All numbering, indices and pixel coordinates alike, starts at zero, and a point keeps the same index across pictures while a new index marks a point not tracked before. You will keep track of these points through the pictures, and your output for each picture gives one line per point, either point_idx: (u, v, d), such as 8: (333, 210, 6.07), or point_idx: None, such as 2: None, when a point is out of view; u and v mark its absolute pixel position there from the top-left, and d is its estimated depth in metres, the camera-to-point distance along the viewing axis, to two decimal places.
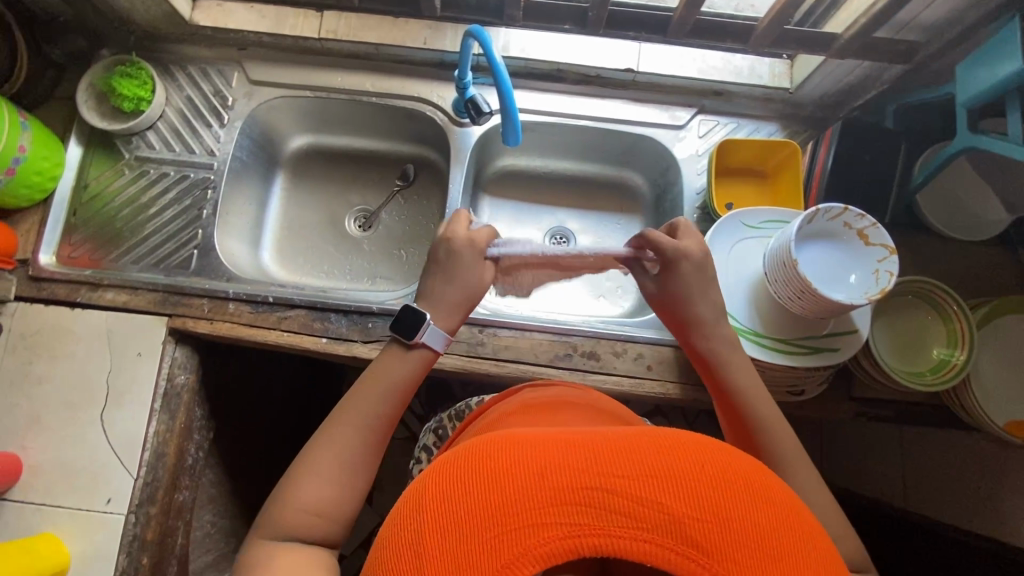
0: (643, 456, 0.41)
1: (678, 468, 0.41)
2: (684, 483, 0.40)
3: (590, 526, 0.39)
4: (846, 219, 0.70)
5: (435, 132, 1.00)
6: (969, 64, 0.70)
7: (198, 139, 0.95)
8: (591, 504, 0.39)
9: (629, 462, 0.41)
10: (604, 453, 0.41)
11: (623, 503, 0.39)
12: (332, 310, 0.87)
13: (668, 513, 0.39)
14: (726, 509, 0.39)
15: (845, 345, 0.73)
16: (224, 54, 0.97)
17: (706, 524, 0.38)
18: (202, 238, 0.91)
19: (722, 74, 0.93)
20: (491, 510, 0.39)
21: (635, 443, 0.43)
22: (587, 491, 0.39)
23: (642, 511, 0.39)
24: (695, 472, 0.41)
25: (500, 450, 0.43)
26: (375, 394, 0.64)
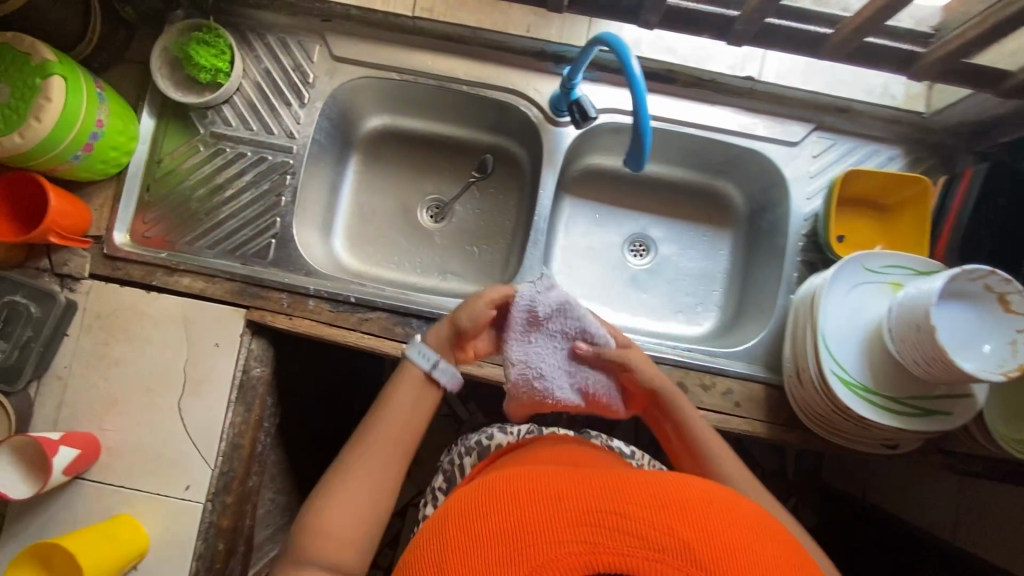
0: (658, 494, 0.44)
1: (687, 504, 0.44)
2: (692, 518, 0.43)
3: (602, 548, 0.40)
4: (988, 282, 0.64)
5: (526, 127, 0.93)
6: None
7: (277, 118, 0.89)
8: (607, 527, 0.41)
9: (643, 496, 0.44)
10: (619, 483, 0.45)
11: (642, 532, 0.41)
12: (414, 316, 0.84)
13: (678, 541, 0.41)
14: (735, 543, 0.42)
15: (960, 411, 0.71)
16: (306, 25, 0.89)
17: (714, 554, 0.41)
18: (281, 227, 0.88)
19: (851, 90, 0.85)
20: (515, 527, 0.43)
21: (647, 481, 0.46)
22: (603, 517, 0.42)
23: (656, 537, 0.41)
24: (708, 513, 0.43)
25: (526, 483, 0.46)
26: (397, 416, 0.68)
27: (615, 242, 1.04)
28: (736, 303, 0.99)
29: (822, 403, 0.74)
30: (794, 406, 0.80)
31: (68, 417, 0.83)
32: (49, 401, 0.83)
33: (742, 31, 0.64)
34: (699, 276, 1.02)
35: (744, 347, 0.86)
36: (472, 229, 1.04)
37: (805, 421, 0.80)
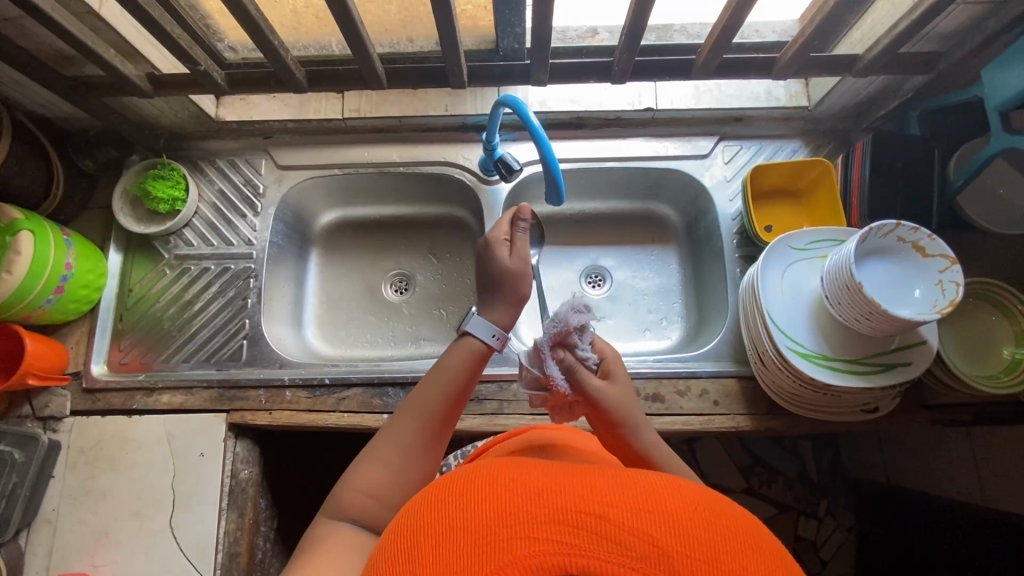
0: (651, 492, 0.36)
1: (698, 526, 0.34)
2: (687, 530, 0.34)
3: (578, 547, 0.32)
4: (899, 233, 0.70)
5: (464, 192, 1.01)
6: (995, 68, 0.70)
7: (234, 230, 0.96)
8: (588, 528, 0.33)
9: (632, 497, 0.35)
10: (609, 484, 0.37)
11: (623, 534, 0.33)
12: (389, 384, 0.86)
13: (658, 546, 0.32)
14: (724, 555, 0.33)
15: (917, 358, 0.73)
16: (250, 144, 0.99)
17: (699, 561, 0.32)
18: (250, 327, 0.92)
19: (740, 101, 0.95)
20: (482, 536, 0.34)
21: (659, 492, 0.36)
22: (584, 514, 0.34)
23: (637, 540, 0.33)
24: (706, 520, 0.35)
25: (505, 469, 0.39)
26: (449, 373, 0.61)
27: (572, 277, 1.09)
28: (697, 310, 1.02)
29: (787, 379, 0.76)
30: (768, 392, 0.82)
31: (60, 560, 0.82)
32: (40, 547, 0.82)
33: (620, 70, 0.77)
34: (659, 292, 1.06)
35: (709, 348, 0.89)
36: (437, 294, 1.08)
37: (784, 404, 0.81)
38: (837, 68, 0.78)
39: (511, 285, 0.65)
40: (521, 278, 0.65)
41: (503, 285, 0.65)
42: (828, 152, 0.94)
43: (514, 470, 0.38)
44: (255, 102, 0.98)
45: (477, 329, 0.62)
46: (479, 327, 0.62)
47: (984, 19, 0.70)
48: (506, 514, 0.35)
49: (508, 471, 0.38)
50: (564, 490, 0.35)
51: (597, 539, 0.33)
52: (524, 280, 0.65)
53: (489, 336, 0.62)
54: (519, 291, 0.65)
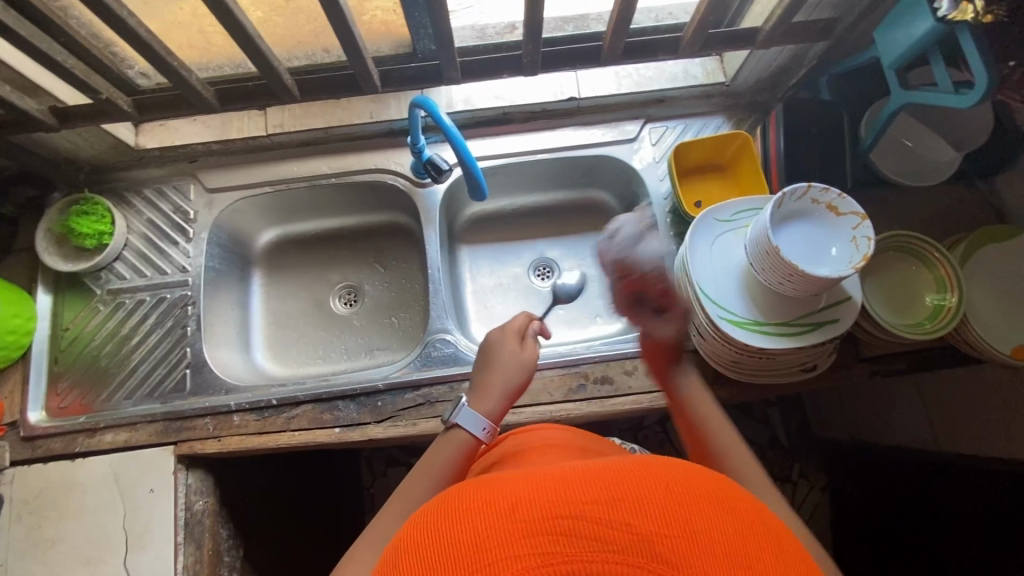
0: (619, 481, 0.38)
1: (669, 499, 0.36)
2: (659, 507, 0.36)
3: (560, 555, 0.34)
4: (812, 195, 0.72)
5: (400, 198, 1.01)
6: (883, 30, 0.73)
7: (167, 258, 0.94)
8: (565, 531, 0.35)
9: (602, 490, 0.37)
10: (580, 479, 0.38)
11: (600, 529, 0.35)
12: (338, 398, 0.85)
13: (636, 532, 0.34)
14: (699, 524, 0.35)
15: (844, 314, 0.75)
16: (176, 170, 0.97)
17: (676, 539, 0.34)
18: (192, 356, 0.90)
19: (660, 83, 0.97)
20: (469, 566, 0.34)
21: (627, 474, 0.39)
22: (559, 519, 0.35)
23: (613, 534, 0.34)
24: (678, 496, 0.37)
25: (478, 492, 0.40)
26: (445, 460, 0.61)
27: (520, 271, 1.09)
28: None
29: (725, 348, 0.78)
30: (710, 363, 0.84)
31: None
32: None
33: (530, 62, 0.78)
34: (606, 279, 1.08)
35: None
36: (386, 302, 1.07)
37: (729, 373, 0.83)
38: (740, 43, 0.80)
39: (517, 376, 0.67)
40: (512, 367, 0.68)
41: (488, 378, 0.68)
42: (750, 124, 0.96)
43: (483, 489, 0.39)
44: (175, 127, 0.96)
45: (468, 421, 0.63)
46: (469, 418, 0.63)
47: None
48: (488, 538, 0.35)
49: (476, 492, 0.39)
50: (537, 498, 0.37)
51: (577, 540, 0.34)
52: (510, 377, 0.67)
53: (478, 428, 0.63)
54: (504, 386, 0.67)
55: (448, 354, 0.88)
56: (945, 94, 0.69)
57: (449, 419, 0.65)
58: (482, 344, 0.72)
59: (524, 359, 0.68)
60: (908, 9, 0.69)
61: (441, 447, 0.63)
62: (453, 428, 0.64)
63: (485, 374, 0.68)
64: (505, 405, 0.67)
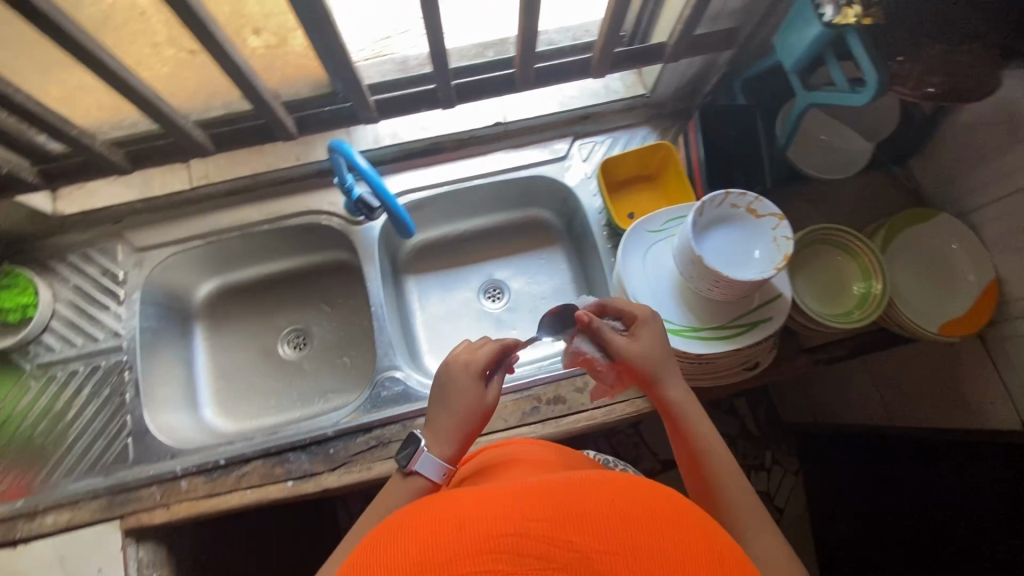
0: (567, 498, 0.38)
1: (616, 515, 0.37)
2: (604, 523, 0.36)
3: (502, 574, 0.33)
4: (731, 201, 0.74)
5: (338, 237, 1.00)
6: (782, 34, 0.75)
7: (99, 324, 0.91)
8: (509, 549, 0.34)
9: (548, 509, 0.37)
10: (529, 496, 0.38)
11: (544, 546, 0.34)
12: (289, 450, 0.83)
13: (579, 550, 0.34)
14: (643, 541, 0.35)
15: (775, 312, 0.77)
16: (101, 232, 0.94)
17: (618, 556, 0.34)
18: (133, 423, 0.87)
19: (583, 101, 0.99)
20: None
21: (576, 490, 0.39)
22: (505, 537, 0.35)
23: (557, 551, 0.34)
24: (625, 512, 0.37)
25: (430, 512, 0.39)
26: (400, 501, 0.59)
27: (469, 296, 1.09)
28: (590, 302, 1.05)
29: None
30: None
31: None
32: None
33: (445, 96, 0.82)
34: (555, 295, 1.08)
35: None
36: (336, 342, 1.06)
37: None
38: (650, 58, 0.82)
39: (475, 420, 0.64)
40: (467, 409, 0.64)
41: (444, 419, 0.64)
42: (674, 132, 0.98)
43: (435, 511, 0.39)
44: (95, 190, 0.94)
45: (427, 469, 0.61)
46: (427, 465, 0.61)
47: None
48: (431, 558, 0.35)
49: (428, 515, 0.39)
50: (485, 519, 0.36)
51: (523, 559, 0.34)
52: (467, 419, 0.64)
53: (437, 475, 0.61)
54: (462, 429, 0.64)
55: (399, 392, 0.87)
56: (843, 94, 0.72)
57: (406, 465, 0.61)
58: (438, 374, 0.67)
59: (482, 403, 0.65)
60: (799, 15, 0.71)
61: (395, 489, 0.61)
62: (410, 475, 0.62)
63: (443, 414, 0.64)
64: (463, 447, 0.64)
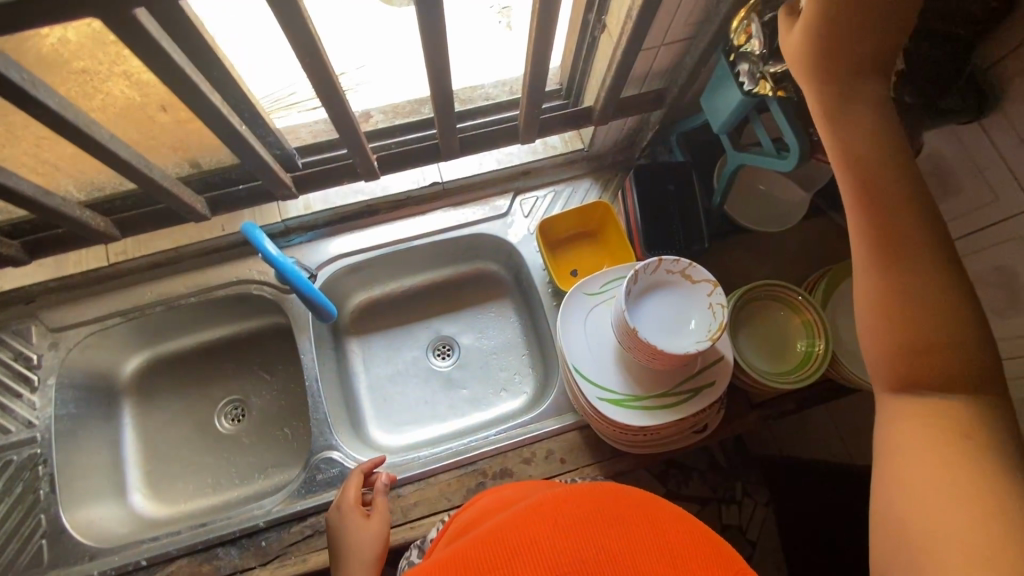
0: (515, 530, 0.44)
1: (549, 536, 0.43)
2: (543, 546, 0.42)
3: None
4: (665, 267, 0.73)
5: (272, 304, 0.96)
6: (709, 96, 0.75)
7: (10, 415, 0.85)
8: None
9: (498, 551, 0.43)
10: (471, 557, 0.43)
11: None
12: (217, 545, 0.78)
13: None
14: (577, 543, 0.42)
15: (717, 377, 0.75)
16: (14, 313, 0.89)
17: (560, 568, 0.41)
18: (48, 522, 0.81)
19: (521, 156, 0.97)
20: None
21: (512, 534, 0.44)
22: None
23: None
24: (557, 531, 0.43)
25: None
26: None
27: (417, 355, 1.05)
28: (541, 358, 1.02)
29: (612, 427, 0.77)
30: (606, 439, 0.82)
31: None
32: None
33: (366, 167, 0.78)
34: (506, 350, 1.04)
35: (548, 404, 0.89)
36: (276, 412, 1.00)
37: (625, 448, 0.81)
38: (579, 120, 0.81)
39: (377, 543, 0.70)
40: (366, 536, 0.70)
41: (350, 564, 0.68)
42: (615, 185, 0.97)
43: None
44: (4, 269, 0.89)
45: None
46: None
47: (683, 55, 0.75)
48: None
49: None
50: (448, 569, 0.42)
51: None
52: (373, 546, 0.70)
53: None
54: (371, 557, 0.69)
55: (335, 475, 0.83)
56: (768, 157, 0.71)
57: None
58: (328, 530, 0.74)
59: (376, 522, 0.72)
60: (721, 79, 0.70)
61: None
62: None
63: (344, 563, 0.69)
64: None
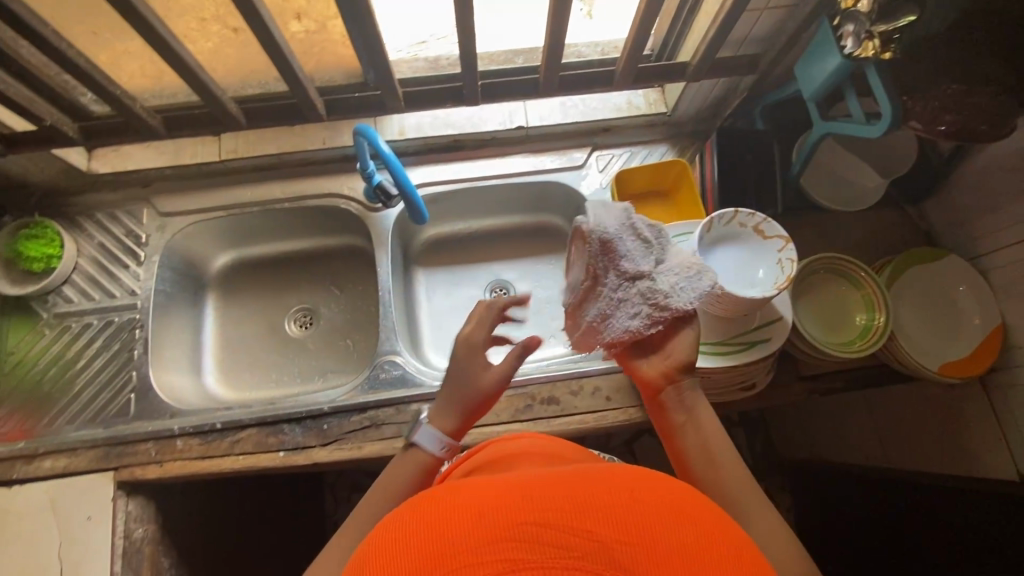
0: (579, 487, 0.36)
1: (627, 507, 0.35)
2: (618, 511, 0.34)
3: (519, 561, 0.31)
4: (739, 220, 0.76)
5: (354, 222, 1.03)
6: (803, 64, 0.77)
7: (117, 282, 0.95)
8: (529, 536, 0.32)
9: (568, 494, 0.35)
10: (534, 488, 0.36)
11: (562, 536, 0.32)
12: (284, 421, 0.85)
13: (596, 539, 0.33)
14: (656, 529, 0.34)
15: (774, 334, 0.78)
16: (129, 195, 0.99)
17: (632, 549, 0.32)
18: (138, 379, 0.90)
19: (604, 112, 1.01)
20: None
21: (586, 482, 0.37)
22: (520, 526, 0.33)
23: (573, 540, 0.32)
24: (637, 503, 0.35)
25: (439, 499, 0.36)
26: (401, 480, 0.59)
27: (476, 292, 1.10)
28: None
29: None
30: None
31: None
32: None
33: (469, 92, 0.84)
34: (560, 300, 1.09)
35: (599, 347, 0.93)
36: (342, 325, 1.08)
37: None
38: (672, 75, 0.85)
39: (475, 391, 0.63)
40: (467, 378, 0.62)
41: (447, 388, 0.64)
42: (692, 151, 1.00)
43: (445, 496, 0.36)
44: (128, 153, 0.98)
45: (423, 439, 0.61)
46: (426, 437, 0.61)
47: (786, 21, 0.77)
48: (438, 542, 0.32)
49: (441, 502, 0.36)
50: (506, 494, 0.35)
51: (544, 544, 0.32)
52: (469, 388, 0.63)
53: (434, 446, 0.61)
54: (461, 399, 0.63)
55: (396, 377, 0.89)
56: (856, 125, 0.73)
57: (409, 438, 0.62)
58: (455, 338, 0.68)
59: (482, 373, 0.62)
60: (819, 45, 0.73)
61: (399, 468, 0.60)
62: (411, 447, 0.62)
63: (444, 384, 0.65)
64: (466, 419, 0.64)
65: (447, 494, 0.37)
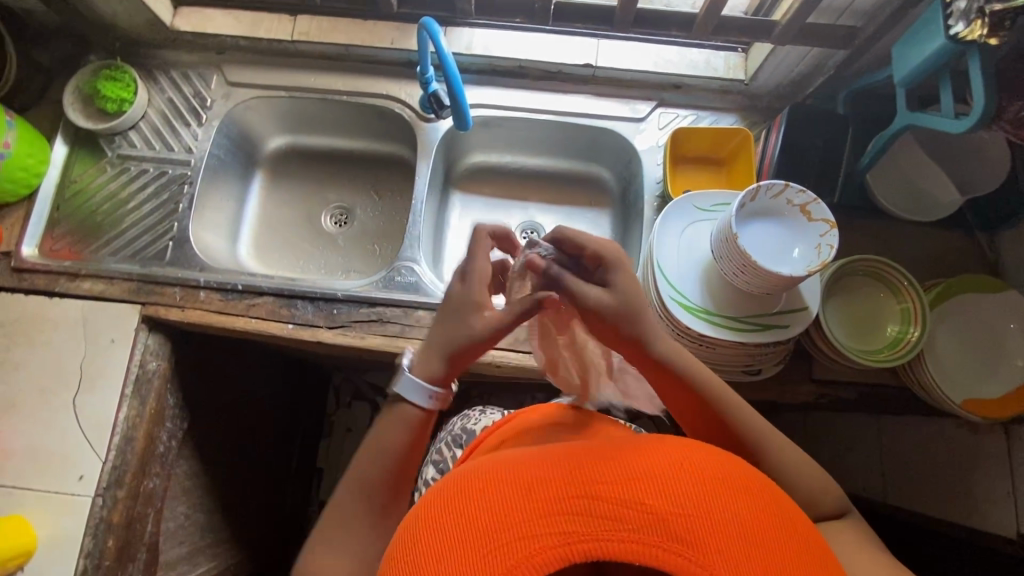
0: (628, 462, 0.39)
1: (681, 480, 0.37)
2: (669, 484, 0.37)
3: (579, 534, 0.35)
4: (788, 196, 0.72)
5: (405, 129, 1.04)
6: (901, 47, 0.71)
7: (177, 137, 1.00)
8: (584, 509, 0.36)
9: (621, 467, 0.38)
10: (590, 461, 0.39)
11: (617, 509, 0.36)
12: (298, 297, 0.89)
13: (652, 511, 0.36)
14: (708, 506, 0.36)
15: (794, 322, 0.75)
16: (203, 58, 1.03)
17: (684, 519, 0.35)
18: (178, 230, 0.96)
19: (678, 67, 0.97)
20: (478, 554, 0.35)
21: (638, 457, 0.39)
22: (576, 499, 0.36)
23: (630, 513, 0.36)
24: (689, 477, 0.38)
25: (499, 465, 0.40)
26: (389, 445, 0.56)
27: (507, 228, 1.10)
28: None
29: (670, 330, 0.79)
30: None
31: None
32: None
33: (541, 10, 0.82)
34: None
35: None
36: (373, 230, 1.10)
37: None
38: (758, 33, 0.80)
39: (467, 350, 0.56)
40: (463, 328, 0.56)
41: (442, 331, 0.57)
42: (761, 128, 0.95)
43: (497, 465, 0.40)
44: (210, 16, 1.01)
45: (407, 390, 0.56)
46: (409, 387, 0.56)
47: None
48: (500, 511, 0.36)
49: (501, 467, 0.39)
50: (562, 464, 0.39)
51: (597, 514, 0.36)
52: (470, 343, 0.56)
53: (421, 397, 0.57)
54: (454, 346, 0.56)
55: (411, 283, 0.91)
56: (945, 119, 0.68)
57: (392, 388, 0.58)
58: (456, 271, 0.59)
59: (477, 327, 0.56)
60: (924, 26, 0.67)
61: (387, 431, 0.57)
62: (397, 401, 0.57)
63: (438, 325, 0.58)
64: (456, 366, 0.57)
65: (510, 459, 0.41)
